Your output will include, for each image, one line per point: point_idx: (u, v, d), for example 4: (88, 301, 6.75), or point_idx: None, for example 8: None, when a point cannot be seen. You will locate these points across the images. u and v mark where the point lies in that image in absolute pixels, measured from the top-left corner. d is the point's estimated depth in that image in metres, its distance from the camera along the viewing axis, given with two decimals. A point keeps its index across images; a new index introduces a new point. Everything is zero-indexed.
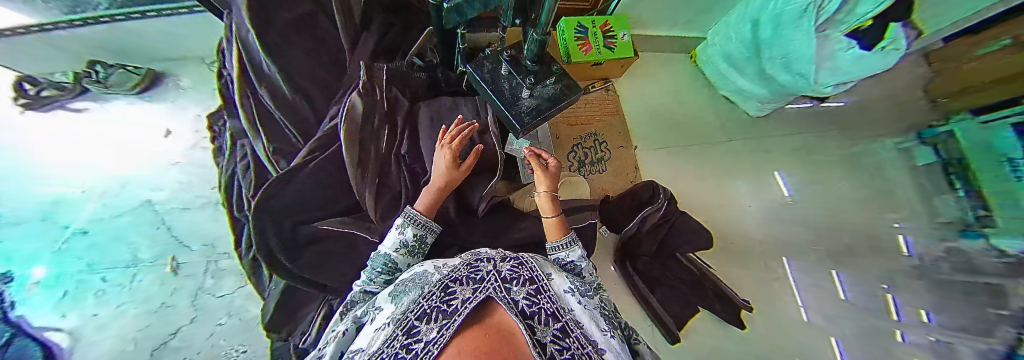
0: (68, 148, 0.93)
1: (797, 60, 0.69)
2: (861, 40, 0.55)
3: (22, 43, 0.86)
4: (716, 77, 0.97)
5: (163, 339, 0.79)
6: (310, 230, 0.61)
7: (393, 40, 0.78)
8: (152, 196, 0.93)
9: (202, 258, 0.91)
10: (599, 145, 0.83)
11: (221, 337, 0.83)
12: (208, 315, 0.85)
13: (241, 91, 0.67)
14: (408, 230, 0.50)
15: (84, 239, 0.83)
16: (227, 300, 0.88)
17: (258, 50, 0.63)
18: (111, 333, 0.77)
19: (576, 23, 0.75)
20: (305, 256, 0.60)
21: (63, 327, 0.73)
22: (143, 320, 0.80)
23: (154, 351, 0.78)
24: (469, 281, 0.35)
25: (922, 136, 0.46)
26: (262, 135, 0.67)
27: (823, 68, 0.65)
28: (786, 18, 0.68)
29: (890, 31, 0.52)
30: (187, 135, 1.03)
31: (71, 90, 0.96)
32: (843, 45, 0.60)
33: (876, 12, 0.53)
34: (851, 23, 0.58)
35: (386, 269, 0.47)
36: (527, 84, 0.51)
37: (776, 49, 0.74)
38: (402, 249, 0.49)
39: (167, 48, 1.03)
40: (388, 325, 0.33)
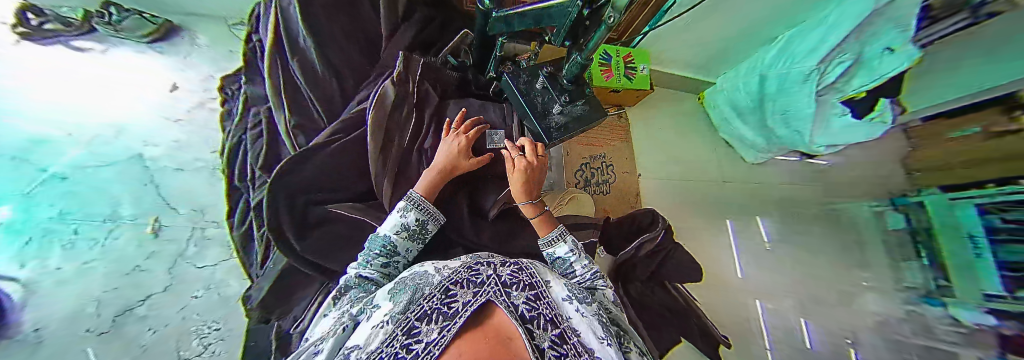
0: (66, 85, 0.82)
1: (797, 117, 0.74)
2: (855, 108, 0.61)
3: None
4: (720, 120, 0.99)
5: (130, 305, 0.70)
6: (321, 211, 0.59)
7: (431, 35, 0.78)
8: (144, 150, 0.85)
9: (189, 223, 0.84)
10: (607, 167, 0.88)
11: (194, 310, 0.77)
12: (182, 286, 0.77)
13: (271, 58, 0.66)
14: (411, 214, 0.49)
15: (60, 185, 0.72)
16: (206, 272, 0.82)
17: (298, 23, 0.64)
18: (72, 294, 0.65)
19: (603, 51, 0.78)
20: (314, 236, 0.58)
21: (21, 277, 0.61)
22: (112, 281, 0.70)
23: (117, 317, 0.68)
24: (468, 284, 0.35)
25: (895, 202, 0.50)
26: (284, 110, 0.65)
27: (819, 129, 0.69)
28: (791, 79, 0.73)
29: (880, 104, 0.56)
30: (193, 92, 0.99)
31: (78, 28, 0.88)
32: (839, 110, 0.64)
33: (871, 86, 0.57)
34: (848, 93, 0.63)
35: (384, 252, 0.46)
36: (560, 101, 0.55)
37: (778, 104, 0.78)
38: (403, 231, 0.48)
39: (194, 4, 1.04)
40: (387, 324, 0.31)
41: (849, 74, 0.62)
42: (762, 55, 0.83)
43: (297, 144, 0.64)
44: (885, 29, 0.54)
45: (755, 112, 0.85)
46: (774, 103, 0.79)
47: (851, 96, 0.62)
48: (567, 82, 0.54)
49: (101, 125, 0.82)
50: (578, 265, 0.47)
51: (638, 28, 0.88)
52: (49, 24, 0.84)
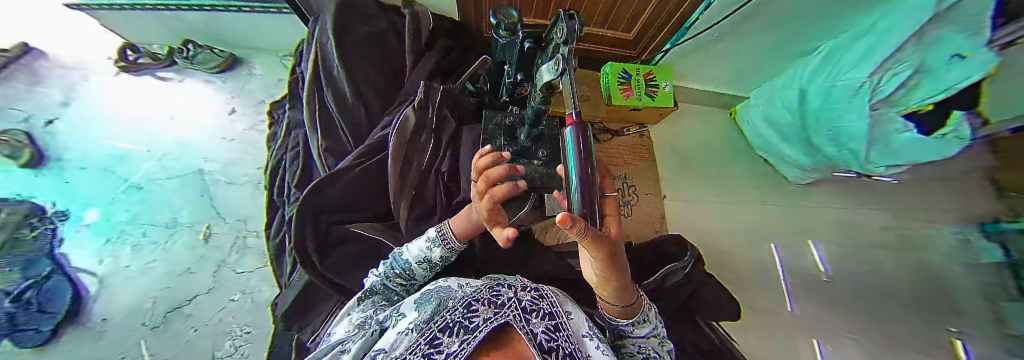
0: (155, 112, 1.09)
1: (842, 136, 0.58)
2: (920, 124, 0.44)
3: (141, 17, 1.04)
4: (754, 134, 0.91)
5: (178, 304, 0.86)
6: (342, 231, 0.63)
7: (450, 63, 0.83)
8: (204, 166, 1.06)
9: (233, 231, 1.00)
10: (628, 189, 0.92)
11: (229, 313, 0.90)
12: (222, 290, 0.92)
13: (310, 89, 0.73)
14: (435, 250, 0.48)
15: (136, 193, 0.95)
16: (243, 278, 0.95)
17: (333, 59, 0.72)
18: (134, 291, 0.84)
19: (621, 69, 0.85)
20: (333, 257, 0.61)
21: (97, 272, 0.83)
22: (167, 282, 0.88)
23: (168, 314, 0.85)
24: (490, 303, 0.34)
25: (1009, 229, 0.30)
26: (318, 134, 0.71)
27: (876, 147, 0.52)
28: (835, 93, 0.62)
29: (955, 118, 0.39)
30: (248, 116, 1.17)
31: (161, 61, 1.14)
32: (898, 126, 0.48)
33: (937, 99, 0.42)
34: (911, 106, 0.46)
35: (402, 274, 0.48)
36: (509, 151, 0.62)
37: (822, 122, 0.64)
38: (422, 262, 0.48)
39: (247, 39, 1.17)
40: (411, 332, 0.33)
41: (909, 86, 0.47)
42: (802, 68, 0.76)
43: (326, 166, 0.69)
44: (942, 32, 0.43)
45: (795, 123, 0.73)
46: (816, 119, 0.66)
47: (915, 109, 0.45)
48: (523, 138, 0.59)
49: (171, 146, 1.05)
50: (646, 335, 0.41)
51: (685, 15, 0.81)
52: (142, 59, 1.13)
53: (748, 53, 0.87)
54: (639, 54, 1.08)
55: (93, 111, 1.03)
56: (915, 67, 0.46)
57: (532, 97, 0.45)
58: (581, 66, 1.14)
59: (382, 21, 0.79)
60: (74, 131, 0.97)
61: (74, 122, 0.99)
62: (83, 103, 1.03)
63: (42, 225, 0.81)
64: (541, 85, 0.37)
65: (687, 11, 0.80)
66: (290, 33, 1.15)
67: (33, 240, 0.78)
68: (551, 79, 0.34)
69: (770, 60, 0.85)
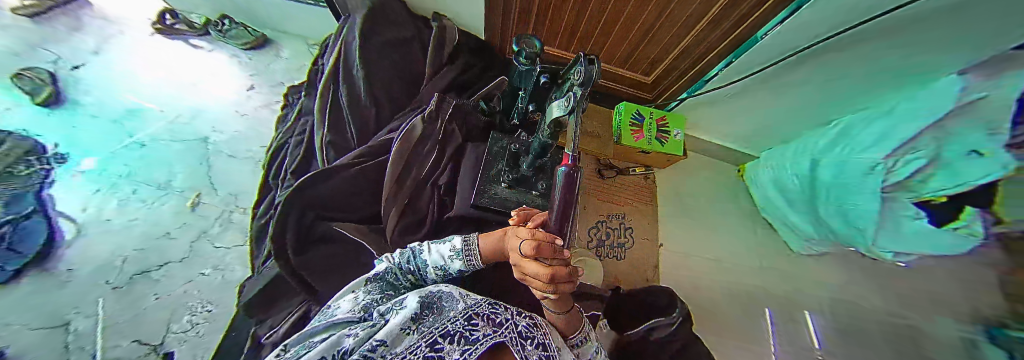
0: (177, 75, 1.12)
1: (854, 213, 0.57)
2: (932, 214, 0.43)
3: None
4: (759, 199, 0.90)
5: (148, 268, 0.83)
6: (326, 227, 0.62)
7: (467, 79, 0.85)
8: (211, 135, 1.06)
9: (222, 204, 0.97)
10: (625, 229, 0.90)
11: (196, 287, 0.85)
12: (195, 262, 0.88)
13: (326, 82, 0.74)
14: (455, 263, 0.44)
15: (138, 150, 0.96)
16: (220, 253, 0.91)
17: (355, 58, 0.74)
18: (110, 245, 0.83)
19: (634, 111, 0.86)
20: (312, 255, 0.60)
21: (77, 219, 0.82)
22: (144, 242, 0.85)
23: (134, 276, 0.81)
24: (490, 320, 0.32)
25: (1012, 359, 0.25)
26: (324, 127, 0.72)
27: (885, 231, 0.50)
28: (848, 168, 0.60)
29: (968, 212, 0.37)
30: (265, 95, 1.18)
31: (196, 30, 1.18)
32: (911, 212, 0.46)
33: (951, 191, 0.40)
34: (923, 194, 0.45)
35: (413, 270, 0.45)
36: (510, 175, 0.61)
37: (832, 195, 0.63)
38: (438, 270, 0.44)
39: (282, 24, 1.22)
40: (410, 330, 0.31)
41: (925, 173, 0.45)
42: (814, 135, 0.74)
43: (327, 159, 0.69)
44: (961, 125, 0.42)
45: (802, 193, 0.72)
46: (826, 191, 0.65)
47: (927, 197, 0.44)
48: (526, 167, 0.58)
49: (184, 110, 1.06)
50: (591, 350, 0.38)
51: (705, 67, 0.86)
52: (178, 25, 1.18)
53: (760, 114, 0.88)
54: (655, 99, 1.11)
55: (120, 64, 1.07)
56: (930, 157, 0.45)
57: (540, 130, 0.45)
58: (594, 100, 1.16)
59: (409, 31, 0.82)
60: (98, 81, 1.02)
61: (100, 72, 1.03)
62: (113, 56, 1.08)
63: (37, 164, 0.84)
64: (550, 120, 0.38)
65: (710, 62, 0.84)
66: (324, 26, 1.20)
67: (25, 176, 0.80)
68: (560, 114, 0.35)
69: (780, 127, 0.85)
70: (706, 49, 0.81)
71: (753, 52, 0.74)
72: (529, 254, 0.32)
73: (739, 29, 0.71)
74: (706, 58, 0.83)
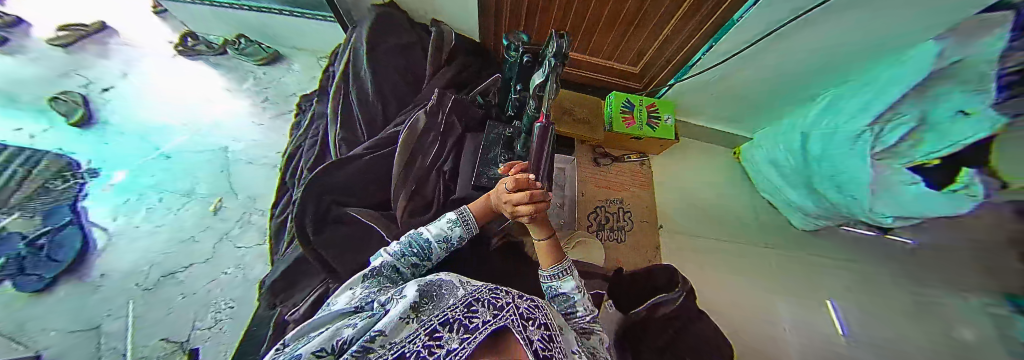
0: (195, 92, 1.19)
1: (847, 183, 0.66)
2: (927, 176, 0.50)
3: (207, 12, 1.20)
4: (755, 173, 1.03)
5: (173, 270, 0.86)
6: (340, 212, 0.65)
7: (464, 77, 0.89)
8: (230, 145, 1.11)
9: (242, 207, 1.01)
10: (624, 213, 0.95)
11: (220, 285, 0.86)
12: (220, 261, 0.90)
13: (338, 86, 0.81)
14: (456, 229, 0.50)
15: (164, 161, 1.03)
16: (241, 253, 0.93)
17: (363, 62, 0.80)
18: (138, 250, 0.87)
19: (624, 99, 0.91)
20: (327, 234, 0.62)
21: (108, 227, 0.88)
22: (170, 246, 0.89)
23: (161, 278, 0.84)
24: (491, 306, 0.27)
25: None
26: (337, 123, 0.77)
27: (882, 199, 0.59)
28: (837, 140, 0.69)
29: (965, 174, 0.43)
30: (280, 105, 1.24)
31: (215, 50, 1.27)
32: (905, 178, 0.53)
33: (945, 153, 0.47)
34: (915, 158, 0.52)
35: (420, 252, 0.46)
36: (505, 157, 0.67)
37: (824, 168, 0.72)
38: (442, 242, 0.48)
39: (295, 41, 1.30)
40: (405, 323, 0.27)
41: (912, 139, 0.53)
42: (807, 110, 0.83)
43: (339, 154, 0.73)
44: (949, 86, 0.49)
45: (801, 171, 0.80)
46: (818, 166, 0.74)
47: (920, 162, 0.51)
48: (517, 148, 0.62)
49: (204, 123, 1.13)
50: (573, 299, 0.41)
51: (688, 53, 0.91)
52: (199, 46, 1.26)
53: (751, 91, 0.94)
54: (644, 87, 1.16)
55: (141, 83, 1.15)
56: (917, 120, 0.52)
57: (528, 107, 0.55)
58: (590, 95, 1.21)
59: (409, 36, 0.87)
60: (124, 102, 1.10)
61: (125, 93, 1.12)
62: (140, 78, 1.17)
63: (72, 179, 0.91)
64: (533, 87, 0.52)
65: (691, 49, 0.89)
66: (333, 38, 1.27)
67: (61, 191, 0.87)
68: (540, 79, 0.48)
69: (773, 98, 0.93)
70: (687, 36, 0.86)
71: (733, 36, 0.79)
72: (512, 187, 0.41)
73: (716, 14, 0.75)
74: (692, 42, 0.87)
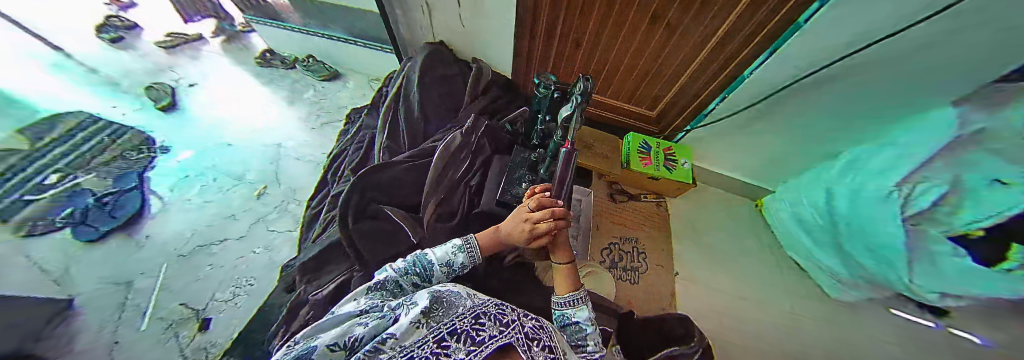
0: (262, 96, 1.39)
1: (879, 246, 0.71)
2: (974, 249, 0.55)
3: (286, 35, 1.42)
4: (776, 224, 1.04)
5: (210, 242, 0.94)
6: (377, 208, 0.70)
7: (496, 107, 1.00)
8: (283, 142, 1.25)
9: (283, 194, 1.10)
10: (638, 254, 0.96)
11: (246, 263, 0.92)
12: (248, 241, 0.96)
13: (391, 104, 0.91)
14: (460, 257, 0.48)
15: (224, 149, 1.18)
16: (271, 235, 0.99)
17: (414, 84, 0.92)
18: (184, 221, 0.97)
19: (640, 141, 0.96)
20: (364, 224, 0.66)
21: (161, 196, 1.00)
22: (214, 219, 0.99)
23: (195, 248, 0.92)
24: (499, 323, 0.27)
25: None
26: (383, 134, 0.86)
27: (922, 272, 0.66)
28: (864, 198, 0.73)
29: (1016, 248, 0.50)
30: (333, 114, 1.38)
31: (287, 65, 1.49)
32: (951, 249, 0.59)
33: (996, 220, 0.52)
34: (957, 228, 0.58)
35: (421, 273, 0.44)
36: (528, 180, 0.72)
37: (853, 227, 0.76)
38: (445, 267, 0.46)
39: (351, 65, 1.49)
40: (416, 328, 0.26)
41: (950, 206, 0.59)
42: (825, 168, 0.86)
43: (382, 159, 0.81)
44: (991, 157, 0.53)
45: (825, 226, 0.84)
46: (846, 223, 0.78)
47: (963, 232, 0.57)
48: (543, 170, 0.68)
49: (262, 122, 1.29)
50: (584, 329, 0.41)
51: (704, 102, 0.91)
52: (275, 60, 1.49)
53: (764, 145, 0.95)
54: (662, 132, 1.15)
55: (218, 83, 1.39)
56: (953, 185, 0.58)
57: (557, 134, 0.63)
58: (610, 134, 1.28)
59: (455, 69, 1.01)
60: (199, 95, 1.33)
61: (198, 90, 1.35)
62: (211, 77, 1.41)
63: (145, 151, 1.10)
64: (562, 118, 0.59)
65: (706, 97, 0.90)
66: (391, 64, 1.41)
67: (136, 161, 1.05)
68: (568, 111, 0.56)
69: (787, 154, 0.93)
70: (701, 86, 0.87)
71: (745, 88, 0.80)
72: (535, 206, 0.47)
73: (729, 67, 0.76)
74: (699, 98, 0.91)
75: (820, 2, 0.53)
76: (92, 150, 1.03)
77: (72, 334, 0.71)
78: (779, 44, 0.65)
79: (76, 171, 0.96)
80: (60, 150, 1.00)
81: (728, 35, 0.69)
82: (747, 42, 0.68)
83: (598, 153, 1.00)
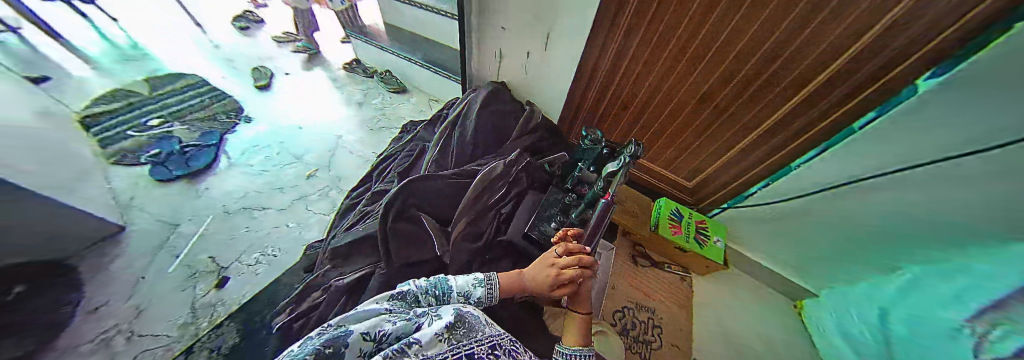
0: (338, 95, 1.64)
1: None
2: None
3: (374, 52, 1.71)
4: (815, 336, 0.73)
5: (257, 207, 1.13)
6: (414, 213, 0.74)
7: (540, 146, 1.06)
8: (344, 136, 1.43)
9: (329, 181, 1.24)
10: (652, 327, 0.81)
11: (277, 235, 1.05)
12: (287, 215, 1.11)
13: (449, 126, 1.03)
14: (479, 290, 0.47)
15: (295, 132, 1.42)
16: (307, 214, 1.12)
17: (474, 110, 1.03)
18: (241, 183, 1.19)
19: (671, 209, 0.94)
20: (401, 225, 0.70)
21: (232, 160, 1.26)
22: (264, 189, 1.18)
23: (239, 209, 1.11)
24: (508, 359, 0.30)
25: None
26: (436, 149, 0.97)
27: None
28: (936, 322, 0.49)
29: None
30: (392, 120, 1.54)
31: (367, 74, 1.76)
32: None
33: None
34: None
35: (439, 294, 0.45)
36: (558, 221, 0.73)
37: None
38: (462, 296, 0.46)
39: (417, 84, 1.70)
40: (436, 341, 0.30)
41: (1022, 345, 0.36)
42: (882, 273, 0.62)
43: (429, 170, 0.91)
44: None
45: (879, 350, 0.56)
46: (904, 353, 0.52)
47: None
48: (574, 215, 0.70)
49: (332, 117, 1.52)
50: None
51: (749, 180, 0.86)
52: (358, 69, 1.78)
53: (810, 240, 0.76)
54: (695, 204, 1.07)
55: (305, 79, 1.71)
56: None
57: (598, 183, 0.65)
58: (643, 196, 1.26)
59: (512, 106, 1.11)
60: (290, 87, 1.65)
61: (289, 83, 1.67)
62: (301, 73, 1.74)
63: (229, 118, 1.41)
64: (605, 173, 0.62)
65: (749, 180, 0.86)
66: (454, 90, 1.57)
67: (223, 126, 1.37)
68: (613, 168, 0.59)
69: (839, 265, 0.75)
70: (746, 165, 0.84)
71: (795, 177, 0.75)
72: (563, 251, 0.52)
73: (783, 151, 0.74)
74: (746, 175, 0.86)
75: (877, 112, 0.56)
76: (196, 110, 1.41)
77: (120, 257, 0.93)
78: (838, 139, 0.64)
79: (179, 120, 1.34)
80: (190, 114, 1.38)
81: (788, 116, 0.69)
82: (806, 128, 0.68)
83: (631, 212, 0.99)
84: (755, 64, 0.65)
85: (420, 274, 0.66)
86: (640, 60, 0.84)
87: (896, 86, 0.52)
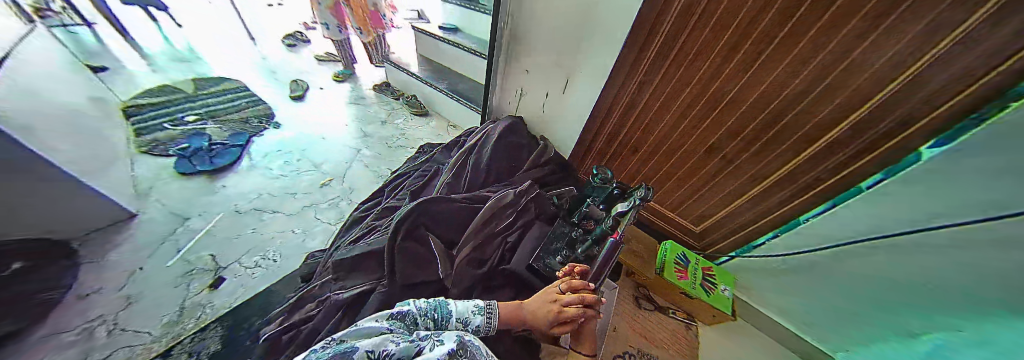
0: (363, 112, 1.75)
1: None
2: None
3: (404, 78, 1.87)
4: None
5: (266, 209, 1.14)
6: (421, 233, 0.74)
7: (550, 179, 1.09)
8: (362, 150, 1.49)
9: (340, 191, 1.26)
10: None
11: (279, 239, 1.05)
12: (294, 221, 1.11)
13: (465, 152, 1.07)
14: (479, 319, 0.49)
15: (317, 141, 1.48)
16: (313, 223, 1.12)
17: (491, 139, 1.09)
18: (256, 184, 1.22)
19: (677, 253, 0.90)
20: (408, 243, 0.70)
21: (252, 162, 1.31)
22: (275, 193, 1.20)
23: (247, 210, 1.13)
24: None
25: None
26: (450, 173, 1.00)
27: None
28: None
29: None
30: (409, 140, 1.61)
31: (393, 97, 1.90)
32: None
33: None
34: None
35: (438, 318, 0.47)
36: (564, 255, 0.71)
37: None
38: (460, 323, 0.48)
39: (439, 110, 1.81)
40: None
41: None
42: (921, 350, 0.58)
43: (441, 192, 0.94)
44: None
45: None
46: None
47: None
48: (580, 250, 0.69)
49: (354, 131, 1.59)
50: None
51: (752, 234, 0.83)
52: (386, 91, 1.92)
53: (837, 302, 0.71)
54: (702, 250, 0.99)
55: (335, 94, 1.84)
56: None
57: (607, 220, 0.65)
58: None
59: (525, 139, 1.16)
60: (321, 100, 1.76)
61: (320, 97, 1.78)
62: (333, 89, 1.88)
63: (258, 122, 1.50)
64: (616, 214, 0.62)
65: (757, 229, 0.81)
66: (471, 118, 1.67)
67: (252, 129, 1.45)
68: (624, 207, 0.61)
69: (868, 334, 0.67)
70: (756, 213, 0.80)
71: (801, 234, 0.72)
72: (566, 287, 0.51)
73: (786, 206, 0.73)
74: (748, 229, 0.83)
75: (882, 174, 0.56)
76: (230, 112, 1.51)
77: (125, 245, 0.95)
78: (847, 195, 0.62)
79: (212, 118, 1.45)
80: (225, 115, 1.48)
81: (805, 164, 0.66)
82: (822, 179, 0.64)
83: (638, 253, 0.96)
84: (775, 108, 0.65)
85: (419, 296, 0.64)
86: (653, 107, 0.89)
87: (897, 152, 0.52)
